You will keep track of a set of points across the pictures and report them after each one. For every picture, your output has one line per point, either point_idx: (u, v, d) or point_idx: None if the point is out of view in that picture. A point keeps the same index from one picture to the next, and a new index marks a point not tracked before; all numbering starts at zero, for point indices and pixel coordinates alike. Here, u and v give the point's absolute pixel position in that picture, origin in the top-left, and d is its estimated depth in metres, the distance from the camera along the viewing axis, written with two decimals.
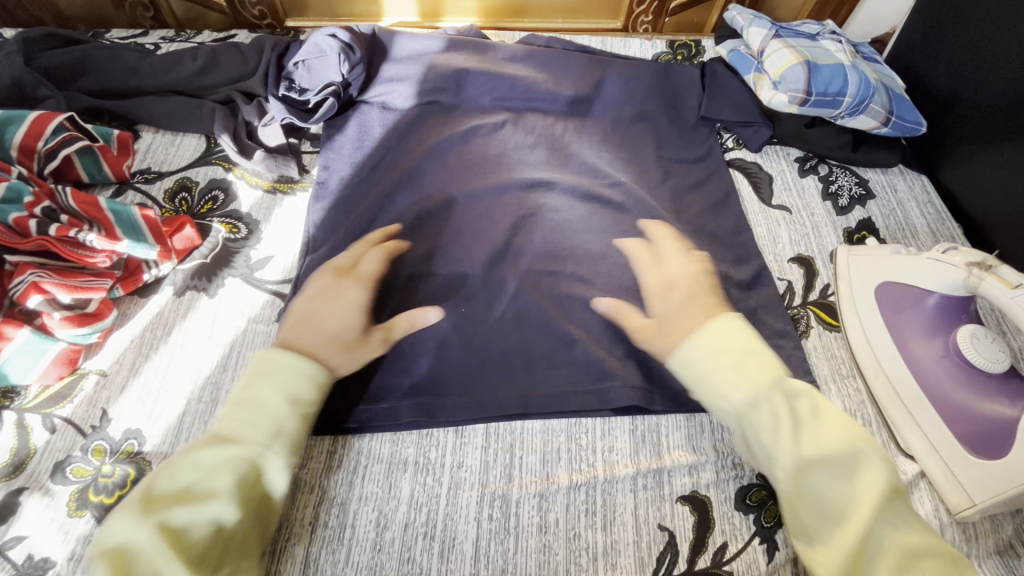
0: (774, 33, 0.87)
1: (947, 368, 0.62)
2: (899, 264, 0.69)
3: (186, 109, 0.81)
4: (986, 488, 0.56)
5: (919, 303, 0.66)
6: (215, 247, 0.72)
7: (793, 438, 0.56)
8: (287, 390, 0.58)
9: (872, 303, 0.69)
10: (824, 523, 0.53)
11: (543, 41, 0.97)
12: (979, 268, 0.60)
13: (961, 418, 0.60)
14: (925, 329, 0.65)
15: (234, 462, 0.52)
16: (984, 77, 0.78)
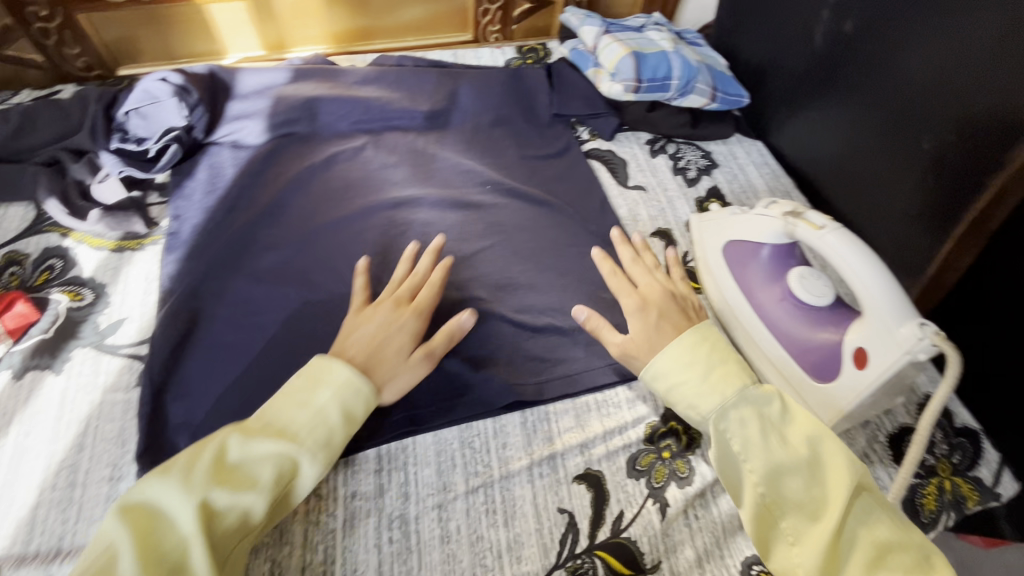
0: (604, 29, 0.94)
1: (787, 310, 0.69)
2: (737, 223, 0.75)
3: (6, 177, 0.75)
4: (830, 409, 0.63)
5: (756, 256, 0.73)
6: (56, 319, 0.67)
7: (759, 449, 0.48)
8: (338, 395, 0.50)
9: (722, 263, 0.75)
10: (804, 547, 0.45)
11: (395, 61, 0.98)
12: (792, 216, 0.67)
13: (802, 351, 0.67)
14: (765, 277, 0.72)
15: (222, 514, 0.43)
16: (782, 49, 0.87)
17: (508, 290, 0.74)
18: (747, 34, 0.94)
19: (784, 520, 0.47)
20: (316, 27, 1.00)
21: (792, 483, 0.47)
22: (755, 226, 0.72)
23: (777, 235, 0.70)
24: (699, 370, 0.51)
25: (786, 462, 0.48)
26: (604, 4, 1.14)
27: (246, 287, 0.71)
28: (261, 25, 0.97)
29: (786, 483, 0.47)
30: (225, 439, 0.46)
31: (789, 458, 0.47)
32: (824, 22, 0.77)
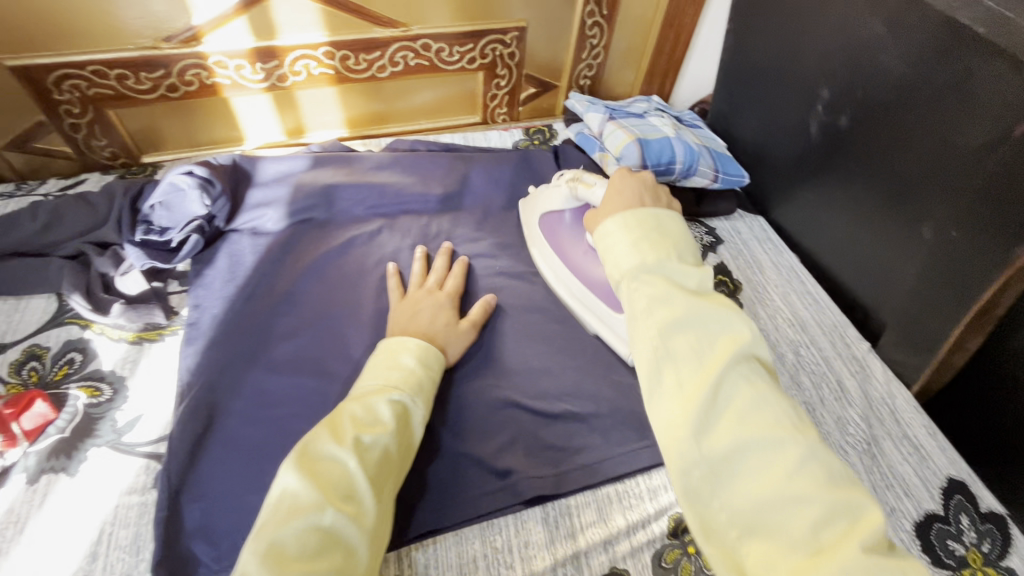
0: (608, 115, 0.98)
1: (590, 259, 0.82)
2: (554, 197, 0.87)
3: (30, 271, 0.76)
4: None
5: (561, 220, 0.87)
6: (74, 416, 0.66)
7: (653, 304, 0.51)
8: (388, 393, 0.58)
9: (541, 230, 0.88)
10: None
11: (408, 145, 1.02)
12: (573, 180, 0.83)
13: (610, 303, 0.79)
14: (571, 234, 0.86)
15: (369, 455, 0.52)
16: (778, 139, 0.92)
17: (525, 376, 0.75)
18: (743, 120, 1.00)
19: (788, 541, 0.39)
20: (334, 113, 1.05)
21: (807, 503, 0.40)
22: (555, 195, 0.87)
23: (567, 199, 0.86)
24: (692, 353, 0.48)
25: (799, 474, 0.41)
26: (604, 86, 1.20)
27: (264, 379, 0.71)
28: (283, 113, 1.02)
29: (679, 340, 0.49)
30: (340, 411, 0.55)
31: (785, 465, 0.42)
32: (818, 115, 0.82)
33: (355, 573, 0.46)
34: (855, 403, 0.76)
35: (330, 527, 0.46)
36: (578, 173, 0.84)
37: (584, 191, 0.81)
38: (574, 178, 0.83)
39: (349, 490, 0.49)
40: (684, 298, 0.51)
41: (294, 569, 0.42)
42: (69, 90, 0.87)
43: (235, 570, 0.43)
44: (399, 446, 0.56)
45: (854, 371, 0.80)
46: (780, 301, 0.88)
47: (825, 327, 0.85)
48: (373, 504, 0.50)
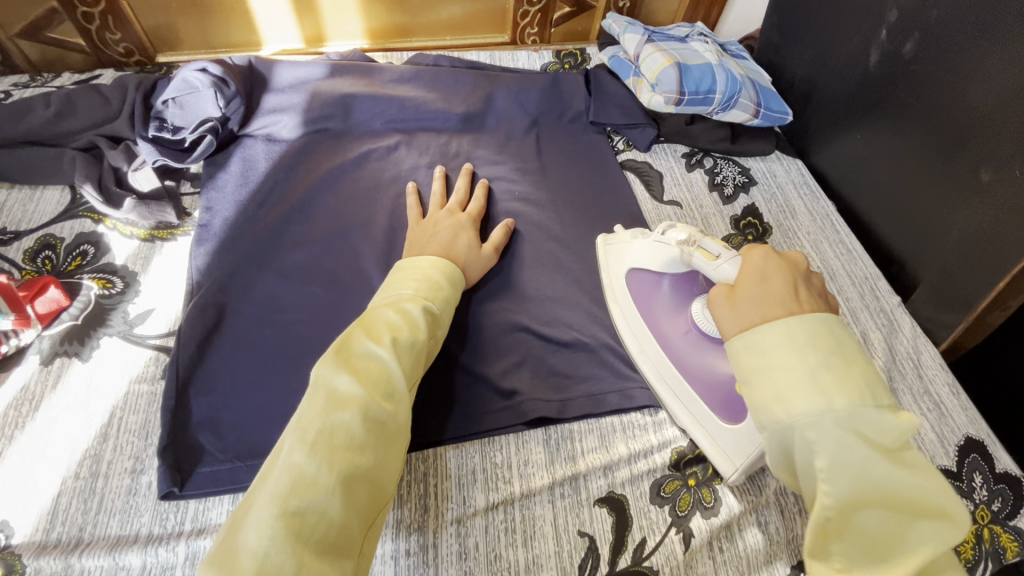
0: (647, 38, 0.92)
1: (694, 342, 0.66)
2: (642, 250, 0.70)
3: (42, 160, 0.75)
4: (743, 451, 0.58)
5: (658, 287, 0.70)
6: (87, 306, 0.67)
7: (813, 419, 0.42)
8: (420, 302, 0.57)
9: (626, 286, 0.71)
10: (868, 544, 0.42)
11: (431, 60, 0.96)
12: (689, 244, 0.61)
13: (700, 380, 0.64)
14: (672, 306, 0.69)
15: (405, 356, 0.51)
16: (829, 75, 0.85)
17: (536, 303, 0.73)
18: (792, 54, 0.92)
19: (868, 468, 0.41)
20: (355, 22, 1.00)
21: (888, 459, 0.41)
22: (648, 254, 0.69)
23: (674, 260, 0.66)
24: (819, 407, 0.42)
25: (867, 419, 0.41)
26: (643, 12, 1.12)
27: (274, 285, 0.70)
28: (302, 18, 0.97)
29: (824, 458, 0.42)
30: (375, 313, 0.54)
31: (829, 456, 0.42)
32: (881, 43, 0.75)
33: (391, 463, 0.47)
34: (877, 355, 0.73)
35: (372, 420, 0.46)
36: (696, 233, 0.61)
37: (701, 262, 0.60)
38: (689, 242, 0.62)
39: (389, 387, 0.48)
40: (794, 354, 0.44)
41: (342, 459, 0.43)
42: None
43: (276, 458, 0.43)
44: (427, 352, 0.55)
45: (880, 324, 0.76)
46: (809, 248, 0.83)
47: (855, 279, 0.80)
48: (408, 403, 0.50)
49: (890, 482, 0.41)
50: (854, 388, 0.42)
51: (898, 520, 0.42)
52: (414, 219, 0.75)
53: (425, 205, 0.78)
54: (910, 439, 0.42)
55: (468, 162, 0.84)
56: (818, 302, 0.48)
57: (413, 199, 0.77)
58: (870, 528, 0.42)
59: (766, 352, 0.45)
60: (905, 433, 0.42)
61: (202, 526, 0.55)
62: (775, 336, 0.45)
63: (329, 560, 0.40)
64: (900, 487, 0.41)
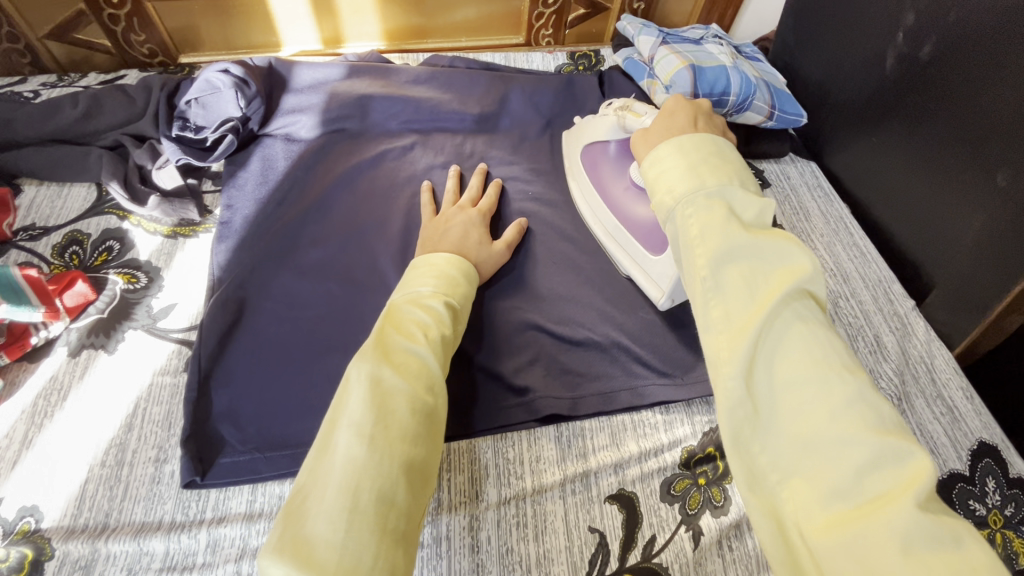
0: (661, 40, 0.92)
1: (632, 196, 0.76)
2: (595, 128, 0.81)
3: (70, 158, 0.77)
4: (664, 277, 0.69)
5: (605, 152, 0.80)
6: (112, 300, 0.69)
7: (715, 232, 0.44)
8: (442, 298, 0.59)
9: (581, 163, 0.83)
10: (724, 313, 0.42)
11: (446, 62, 0.98)
12: (622, 108, 0.74)
13: (632, 224, 0.74)
14: (616, 168, 0.79)
15: (437, 349, 0.53)
16: (845, 77, 0.85)
17: (549, 301, 0.74)
18: (807, 56, 0.92)
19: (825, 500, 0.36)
20: (372, 24, 1.01)
21: (749, 229, 0.44)
22: (602, 123, 0.79)
23: (615, 124, 0.77)
24: (692, 185, 0.48)
25: (730, 197, 0.47)
26: (658, 14, 1.13)
27: (292, 281, 0.72)
28: (321, 19, 0.98)
29: (736, 283, 0.43)
30: (401, 310, 0.55)
31: (765, 298, 0.42)
32: (898, 46, 0.75)
33: (436, 452, 0.48)
34: (891, 359, 0.73)
35: (420, 412, 0.47)
36: (630, 101, 0.75)
37: (632, 120, 0.73)
38: (624, 106, 0.74)
39: (429, 381, 0.50)
40: (739, 229, 0.44)
41: (401, 450, 0.44)
42: None
43: (334, 454, 0.42)
44: (451, 347, 0.57)
45: (894, 328, 0.76)
46: (823, 250, 0.83)
47: (869, 282, 0.80)
48: (444, 396, 0.51)
49: (754, 246, 0.44)
50: (723, 174, 0.48)
51: (766, 285, 0.42)
52: (430, 218, 0.76)
53: (440, 204, 0.80)
54: (793, 248, 0.43)
55: (482, 162, 0.85)
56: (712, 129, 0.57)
57: (428, 198, 0.78)
58: (734, 296, 0.42)
59: (672, 169, 0.49)
60: (785, 240, 0.44)
61: (222, 515, 0.57)
62: (670, 150, 0.51)
63: (402, 548, 0.41)
64: (760, 251, 0.44)
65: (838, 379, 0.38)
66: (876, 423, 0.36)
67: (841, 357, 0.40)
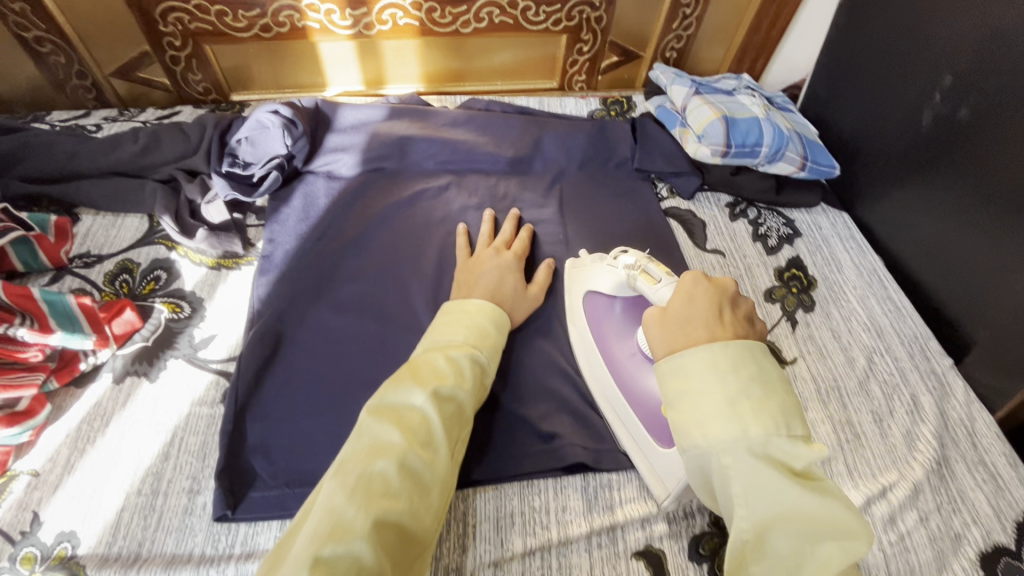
0: (694, 90, 0.94)
1: (638, 364, 0.67)
2: (597, 271, 0.72)
3: (126, 190, 0.81)
4: (674, 477, 0.59)
5: (611, 310, 0.71)
6: (157, 328, 0.71)
7: (756, 495, 0.42)
8: (468, 349, 0.59)
9: (582, 309, 0.73)
10: (772, 573, 0.41)
11: (483, 105, 1.01)
12: (635, 268, 0.65)
13: (638, 405, 0.65)
14: (620, 330, 0.70)
15: (446, 404, 0.53)
16: (879, 130, 0.85)
17: (578, 346, 0.75)
18: (840, 108, 0.93)
19: None
20: (413, 67, 1.06)
21: (802, 485, 0.42)
22: (606, 279, 0.71)
23: (624, 285, 0.68)
24: (734, 433, 0.43)
25: (777, 451, 0.43)
26: (690, 61, 1.15)
27: (328, 317, 0.74)
28: (365, 62, 1.03)
29: (775, 530, 0.42)
30: (423, 358, 0.56)
31: (811, 571, 0.40)
32: (935, 106, 0.75)
33: (424, 512, 0.48)
34: (929, 420, 0.71)
35: (407, 468, 0.48)
36: (644, 259, 0.65)
37: (644, 286, 0.63)
38: (636, 267, 0.65)
39: (426, 437, 0.50)
40: (778, 480, 0.42)
41: (377, 503, 0.45)
42: (173, 22, 0.90)
43: (319, 500, 0.46)
44: (471, 403, 0.56)
45: (932, 387, 0.74)
46: (857, 303, 0.82)
47: (905, 337, 0.79)
48: (446, 454, 0.51)
49: (802, 507, 0.41)
50: (769, 415, 0.43)
51: (816, 558, 0.40)
52: (464, 259, 0.78)
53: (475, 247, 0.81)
54: (845, 515, 0.41)
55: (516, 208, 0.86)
56: (740, 325, 0.50)
57: (464, 241, 0.80)
58: (773, 561, 0.41)
59: (685, 368, 0.47)
60: (825, 491, 0.42)
61: (251, 550, 0.58)
62: (699, 362, 0.46)
63: None
64: (812, 515, 0.41)
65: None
66: None
67: None
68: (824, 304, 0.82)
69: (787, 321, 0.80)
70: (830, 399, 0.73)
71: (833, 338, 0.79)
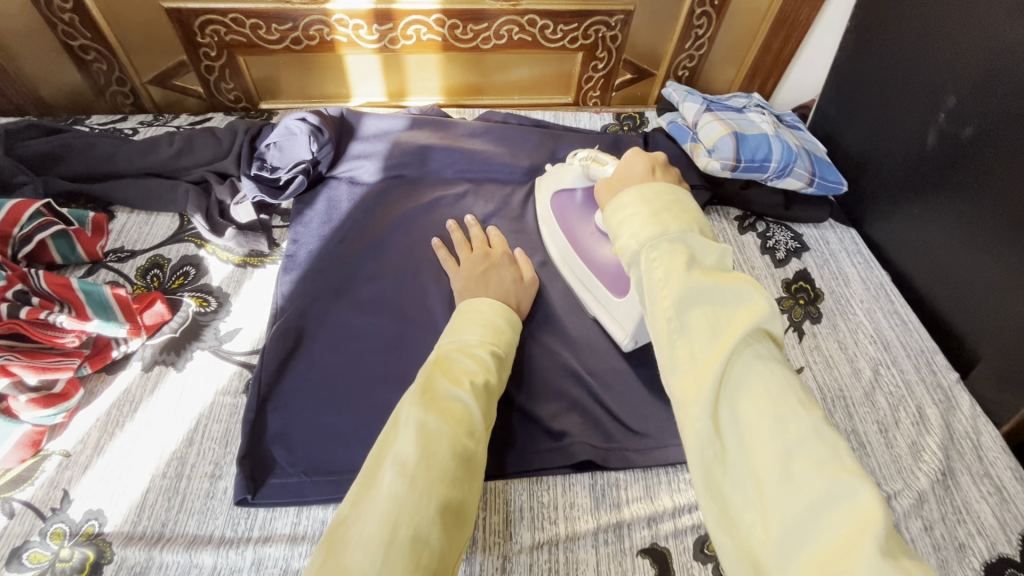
0: (705, 107, 0.97)
1: (596, 240, 0.79)
2: (564, 175, 0.85)
3: (160, 190, 0.85)
4: (628, 320, 0.72)
5: (574, 199, 0.84)
6: (185, 320, 0.75)
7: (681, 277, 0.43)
8: (489, 347, 0.61)
9: (552, 210, 0.87)
10: (687, 355, 0.42)
11: (500, 118, 1.05)
12: (587, 159, 0.79)
13: (590, 252, 0.79)
14: (583, 215, 0.82)
15: (479, 395, 0.55)
16: (886, 148, 0.88)
17: (587, 350, 0.77)
18: (847, 127, 0.95)
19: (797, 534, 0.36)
20: (434, 80, 1.10)
21: (709, 272, 0.44)
22: (567, 174, 0.84)
23: (579, 174, 0.82)
24: (656, 232, 0.45)
25: (694, 243, 0.46)
26: (701, 80, 1.19)
27: (347, 313, 0.77)
28: (388, 75, 1.07)
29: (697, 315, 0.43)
30: (450, 356, 0.58)
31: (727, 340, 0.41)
32: (939, 125, 0.78)
33: (472, 495, 0.49)
34: (934, 431, 0.72)
35: (460, 456, 0.48)
36: (593, 152, 0.79)
37: (595, 170, 0.77)
38: (587, 158, 0.79)
39: (470, 426, 0.51)
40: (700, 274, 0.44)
41: (441, 488, 0.45)
42: (210, 34, 0.95)
43: (377, 492, 0.44)
44: (496, 395, 0.58)
45: (937, 400, 0.75)
46: (863, 316, 0.84)
47: (911, 350, 0.80)
48: (484, 441, 0.53)
49: (714, 290, 0.43)
50: (687, 221, 0.47)
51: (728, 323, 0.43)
52: (453, 268, 0.79)
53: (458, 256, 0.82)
54: (746, 287, 0.44)
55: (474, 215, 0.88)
56: (670, 182, 0.54)
57: (445, 254, 0.81)
58: (699, 345, 0.42)
59: (627, 207, 0.48)
60: (739, 280, 0.45)
61: (268, 534, 0.60)
62: (631, 197, 0.48)
63: None
64: (721, 295, 0.43)
65: (798, 432, 0.38)
66: (823, 454, 0.37)
67: (795, 393, 0.40)
68: (832, 316, 0.84)
69: (794, 332, 0.82)
70: (836, 408, 0.74)
71: (839, 349, 0.80)
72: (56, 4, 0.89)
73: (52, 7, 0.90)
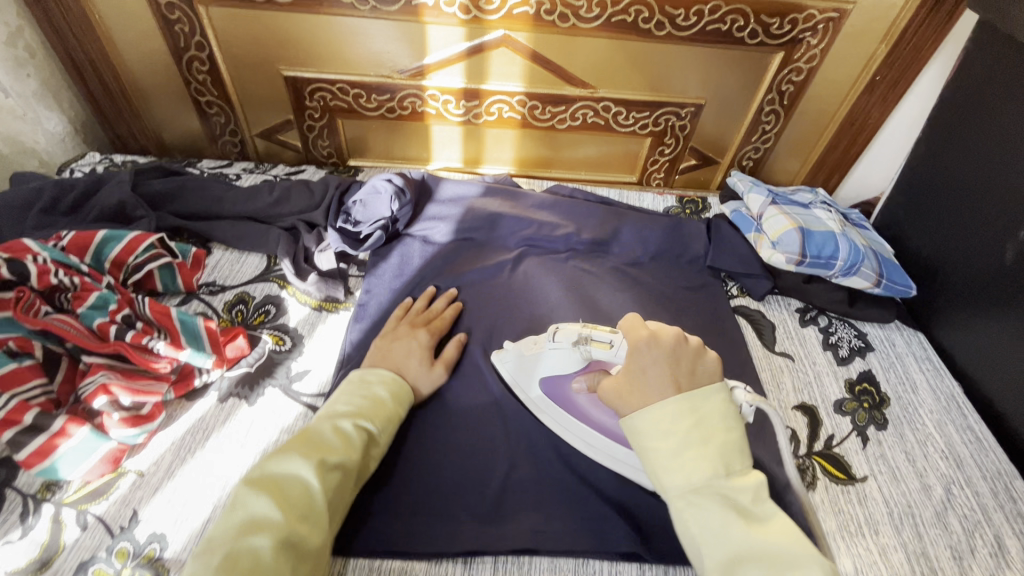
0: (771, 200, 1.00)
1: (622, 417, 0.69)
2: (546, 363, 0.72)
3: (255, 233, 0.93)
4: None
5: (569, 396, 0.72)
6: (261, 357, 0.79)
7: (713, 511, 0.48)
8: (356, 419, 0.62)
9: (542, 393, 0.74)
10: None
11: (567, 192, 1.10)
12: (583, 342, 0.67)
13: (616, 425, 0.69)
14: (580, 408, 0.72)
15: (332, 480, 0.56)
16: (959, 257, 0.87)
17: None
18: (916, 231, 0.95)
19: None
20: (509, 151, 1.17)
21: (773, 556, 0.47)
22: (552, 365, 0.71)
23: (569, 365, 0.69)
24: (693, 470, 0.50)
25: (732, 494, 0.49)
26: (765, 171, 1.22)
27: None
28: (467, 144, 1.16)
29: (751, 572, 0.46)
30: (313, 430, 0.59)
31: None
32: (1019, 242, 0.77)
33: None
34: (1015, 567, 0.66)
35: (285, 544, 0.49)
36: (587, 326, 0.68)
37: (599, 353, 0.66)
38: (582, 339, 0.67)
39: (307, 509, 0.52)
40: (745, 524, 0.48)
41: None
42: (317, 99, 1.07)
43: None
44: (355, 476, 0.59)
45: (1019, 531, 0.70)
46: (933, 428, 0.80)
47: (986, 472, 0.76)
48: (327, 525, 0.53)
49: (763, 545, 0.47)
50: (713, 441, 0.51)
51: None
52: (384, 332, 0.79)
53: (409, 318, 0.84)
54: (800, 550, 0.47)
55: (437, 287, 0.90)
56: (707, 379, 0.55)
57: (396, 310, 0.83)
58: None
59: (649, 439, 0.53)
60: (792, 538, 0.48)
61: None
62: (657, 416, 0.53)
63: None
64: (774, 550, 0.47)
65: None
66: None
67: None
68: (898, 422, 0.81)
69: (858, 436, 0.79)
70: (903, 526, 0.70)
71: (907, 461, 0.76)
72: (195, 67, 1.03)
73: (190, 69, 1.03)
